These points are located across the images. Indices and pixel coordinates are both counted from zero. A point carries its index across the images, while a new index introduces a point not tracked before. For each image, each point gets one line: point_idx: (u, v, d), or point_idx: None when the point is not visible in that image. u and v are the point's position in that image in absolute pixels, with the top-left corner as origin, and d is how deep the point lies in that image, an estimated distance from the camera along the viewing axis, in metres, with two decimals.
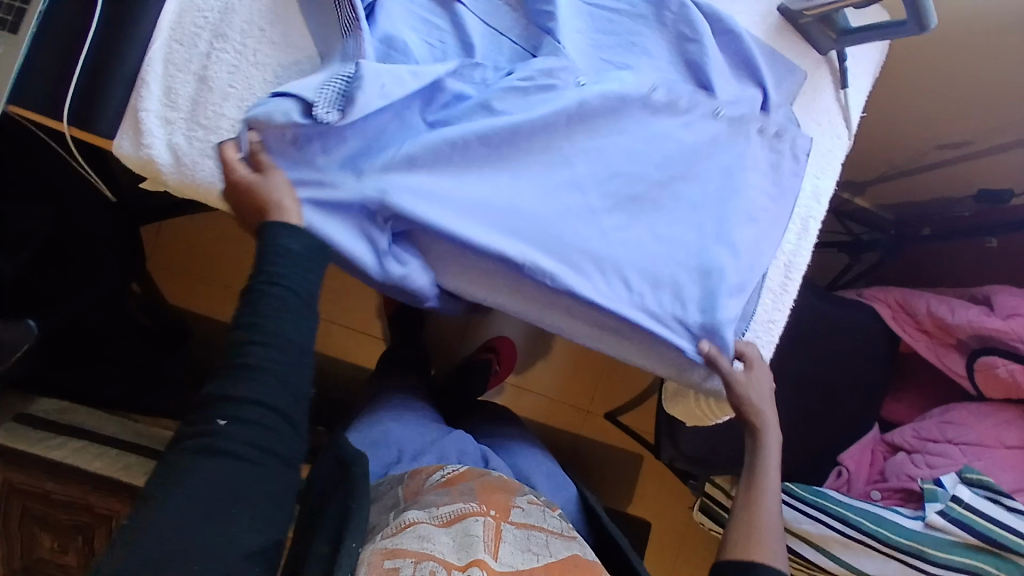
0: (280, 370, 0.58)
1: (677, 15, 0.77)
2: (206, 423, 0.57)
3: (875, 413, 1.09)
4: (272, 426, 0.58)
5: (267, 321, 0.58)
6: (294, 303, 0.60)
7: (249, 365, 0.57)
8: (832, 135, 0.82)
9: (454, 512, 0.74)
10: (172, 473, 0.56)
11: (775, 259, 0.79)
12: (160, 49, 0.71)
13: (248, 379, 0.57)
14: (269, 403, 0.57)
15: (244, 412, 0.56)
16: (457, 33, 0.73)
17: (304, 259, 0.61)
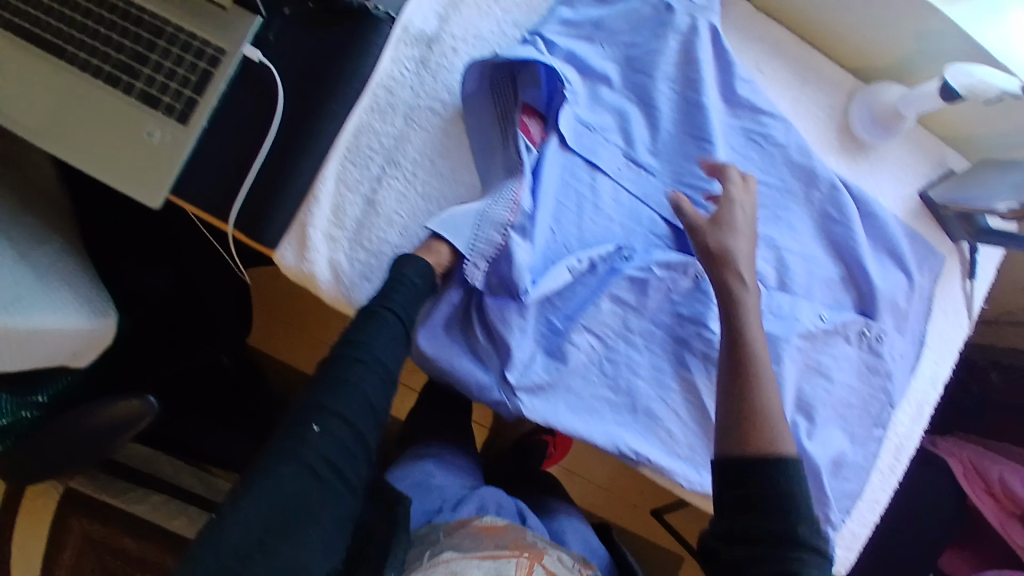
0: (368, 391, 0.65)
1: (830, 195, 0.77)
2: (294, 426, 0.63)
3: (932, 565, 1.10)
4: (346, 444, 0.64)
5: (372, 343, 0.65)
6: (393, 331, 0.67)
7: (344, 378, 0.64)
8: (954, 323, 0.83)
9: (492, 553, 0.78)
10: (261, 469, 0.61)
11: (888, 441, 0.81)
12: (334, 167, 0.73)
13: (341, 392, 0.64)
14: (354, 418, 0.64)
15: (335, 424, 0.63)
16: (608, 197, 0.76)
17: (404, 296, 0.68)
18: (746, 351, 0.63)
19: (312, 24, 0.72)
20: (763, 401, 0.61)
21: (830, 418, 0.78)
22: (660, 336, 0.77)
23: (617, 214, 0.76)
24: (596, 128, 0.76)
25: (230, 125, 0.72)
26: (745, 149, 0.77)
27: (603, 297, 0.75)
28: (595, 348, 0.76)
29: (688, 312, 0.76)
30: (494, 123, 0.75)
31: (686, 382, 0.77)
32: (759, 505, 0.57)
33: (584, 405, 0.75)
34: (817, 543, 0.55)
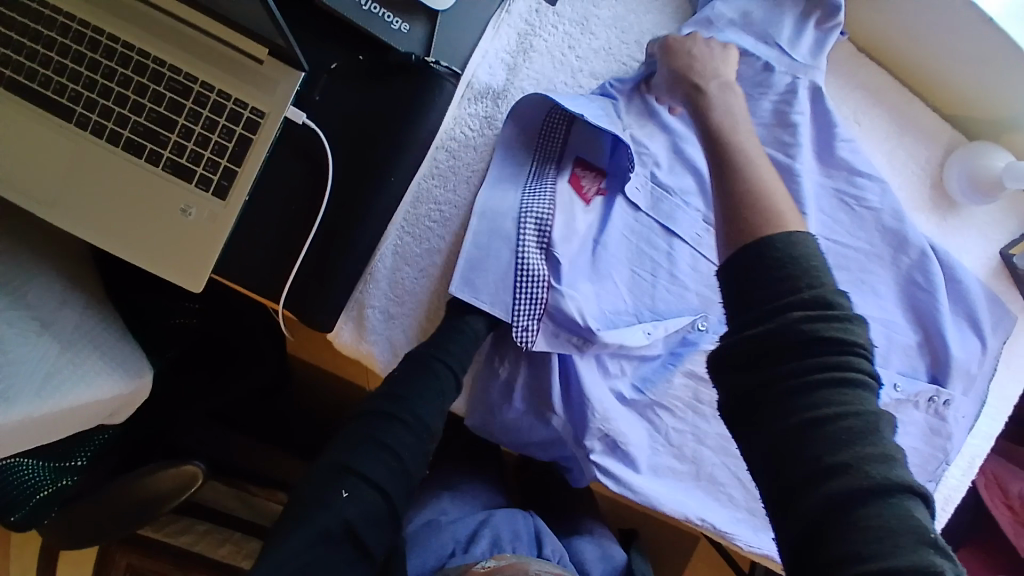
0: (401, 455, 0.63)
1: (922, 261, 0.74)
2: (320, 487, 0.61)
3: None
4: (377, 507, 0.61)
5: (412, 402, 0.64)
6: (438, 387, 0.65)
7: (381, 435, 0.63)
8: (1014, 379, 0.83)
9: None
10: (290, 523, 0.59)
11: (938, 493, 0.82)
12: (391, 240, 0.68)
13: (371, 451, 0.62)
14: (382, 482, 0.62)
15: (363, 486, 0.61)
16: (676, 262, 0.74)
17: (468, 343, 0.68)
18: (744, 201, 0.49)
19: (364, 79, 0.64)
20: (768, 214, 0.48)
21: None
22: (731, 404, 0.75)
23: (695, 278, 0.74)
24: (666, 190, 0.74)
25: (276, 194, 0.65)
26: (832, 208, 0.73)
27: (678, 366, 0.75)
28: (666, 414, 0.75)
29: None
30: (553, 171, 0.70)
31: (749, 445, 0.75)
32: (761, 297, 0.46)
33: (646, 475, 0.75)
34: (853, 391, 0.43)
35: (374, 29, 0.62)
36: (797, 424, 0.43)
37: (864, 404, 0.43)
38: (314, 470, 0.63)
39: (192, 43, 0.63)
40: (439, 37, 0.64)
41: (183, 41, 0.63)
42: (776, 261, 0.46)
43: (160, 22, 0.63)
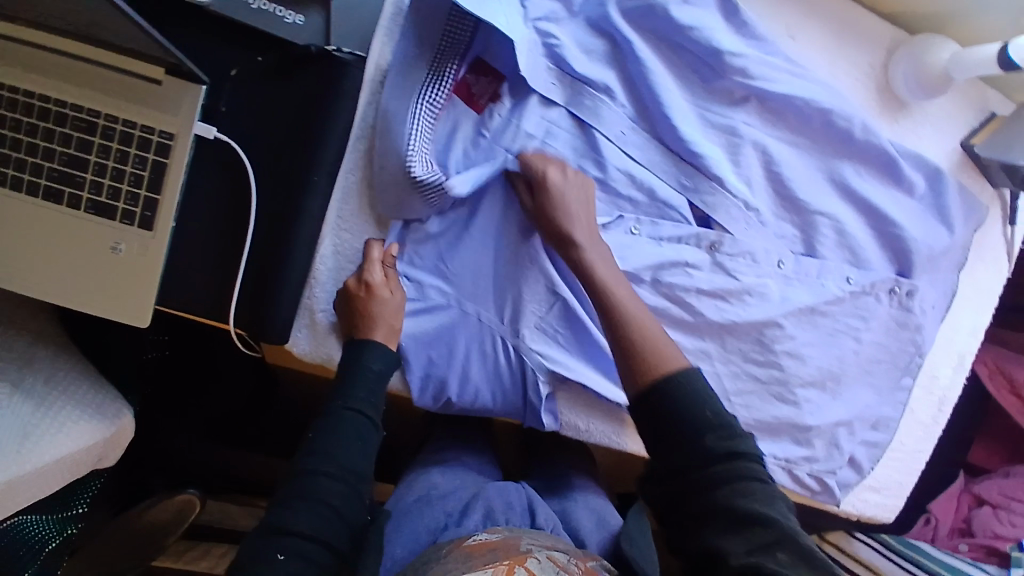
0: (335, 502, 0.61)
1: (865, 152, 0.72)
2: (259, 550, 0.57)
3: (959, 462, 1.16)
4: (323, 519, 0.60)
5: (337, 453, 0.62)
6: (355, 433, 0.64)
7: (310, 491, 0.60)
8: (995, 271, 0.81)
9: (478, 565, 0.70)
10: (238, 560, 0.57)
11: (930, 395, 0.82)
12: (329, 240, 0.67)
13: (303, 506, 0.59)
14: (319, 530, 0.59)
15: (307, 535, 0.58)
16: (596, 159, 0.67)
17: (377, 382, 0.65)
18: (629, 333, 0.60)
19: (268, 81, 0.62)
20: (650, 352, 0.59)
21: (858, 383, 0.78)
22: (674, 314, 0.72)
23: (625, 186, 0.69)
24: (585, 108, 0.66)
25: (205, 215, 0.64)
26: (774, 106, 0.69)
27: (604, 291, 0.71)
28: None
29: (730, 289, 0.72)
30: (473, 122, 0.66)
31: (720, 354, 0.74)
32: (681, 424, 0.55)
33: (611, 411, 0.74)
34: (744, 463, 0.54)
35: (264, 23, 0.60)
36: (710, 501, 0.53)
37: (753, 491, 0.53)
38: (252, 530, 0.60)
39: (85, 76, 0.61)
40: (338, 21, 0.62)
41: (75, 76, 0.61)
42: (666, 407, 0.56)
43: (50, 62, 0.61)
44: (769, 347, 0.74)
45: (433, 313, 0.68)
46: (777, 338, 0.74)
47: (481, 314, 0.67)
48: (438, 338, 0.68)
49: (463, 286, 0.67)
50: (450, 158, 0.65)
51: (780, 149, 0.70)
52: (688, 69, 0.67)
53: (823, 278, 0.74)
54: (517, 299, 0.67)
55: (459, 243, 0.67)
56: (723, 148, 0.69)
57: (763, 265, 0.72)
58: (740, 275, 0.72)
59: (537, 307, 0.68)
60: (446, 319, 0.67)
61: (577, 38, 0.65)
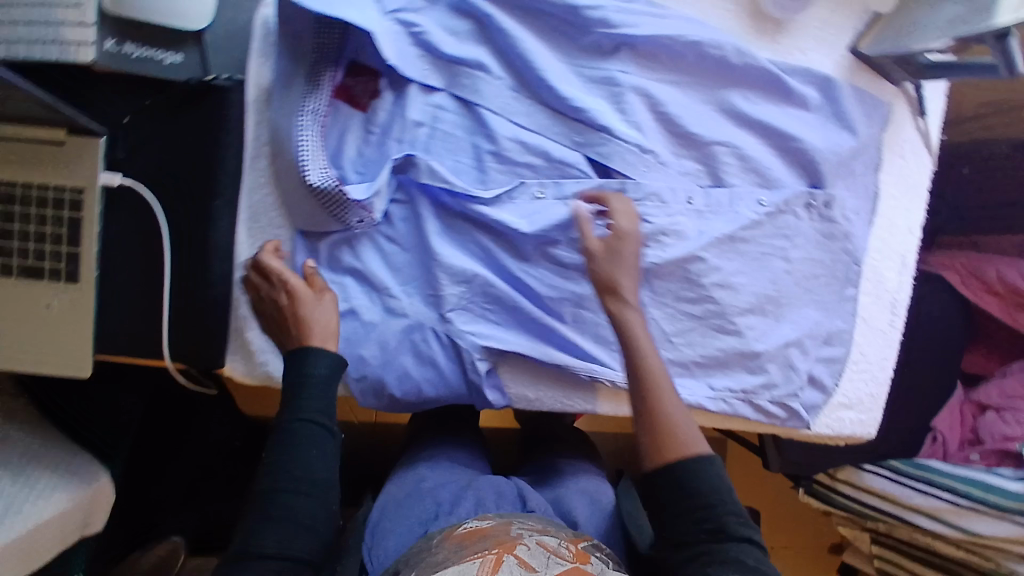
0: (300, 518, 0.58)
1: (748, 75, 0.72)
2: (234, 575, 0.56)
3: (954, 372, 1.13)
4: (292, 535, 0.58)
5: (293, 468, 0.59)
6: (311, 441, 0.60)
7: (275, 511, 0.58)
8: (917, 166, 0.80)
9: (465, 556, 0.68)
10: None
11: (881, 301, 0.81)
12: (245, 261, 0.69)
13: (270, 527, 0.57)
14: (287, 547, 0.57)
15: (277, 553, 0.56)
16: (486, 133, 0.69)
17: (324, 385, 0.62)
18: (659, 424, 0.60)
19: (160, 120, 0.65)
20: (677, 435, 0.60)
21: (800, 302, 0.78)
22: (595, 267, 0.73)
23: (520, 155, 0.70)
24: (465, 88, 0.68)
25: (128, 258, 0.67)
26: (648, 49, 0.70)
27: (526, 263, 0.72)
28: (538, 289, 0.72)
29: (646, 232, 0.73)
30: (359, 122, 0.68)
31: (653, 296, 0.75)
32: (696, 506, 0.58)
33: (558, 376, 0.74)
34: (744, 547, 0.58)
35: (143, 68, 0.62)
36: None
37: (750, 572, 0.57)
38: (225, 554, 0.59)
39: None
40: (213, 54, 0.66)
41: None
42: (680, 491, 0.59)
43: None
44: (698, 282, 0.75)
45: (359, 317, 0.68)
46: (704, 271, 0.75)
47: (405, 306, 0.69)
48: (368, 340, 0.69)
49: (382, 284, 0.68)
50: (343, 161, 0.67)
51: (663, 89, 0.71)
52: (554, 30, 0.69)
53: (735, 205, 0.75)
54: (436, 283, 0.69)
55: (373, 239, 0.69)
56: (607, 99, 0.70)
57: (673, 204, 0.74)
58: (653, 217, 0.73)
59: (459, 291, 0.69)
60: (373, 317, 0.69)
61: (441, 22, 0.67)
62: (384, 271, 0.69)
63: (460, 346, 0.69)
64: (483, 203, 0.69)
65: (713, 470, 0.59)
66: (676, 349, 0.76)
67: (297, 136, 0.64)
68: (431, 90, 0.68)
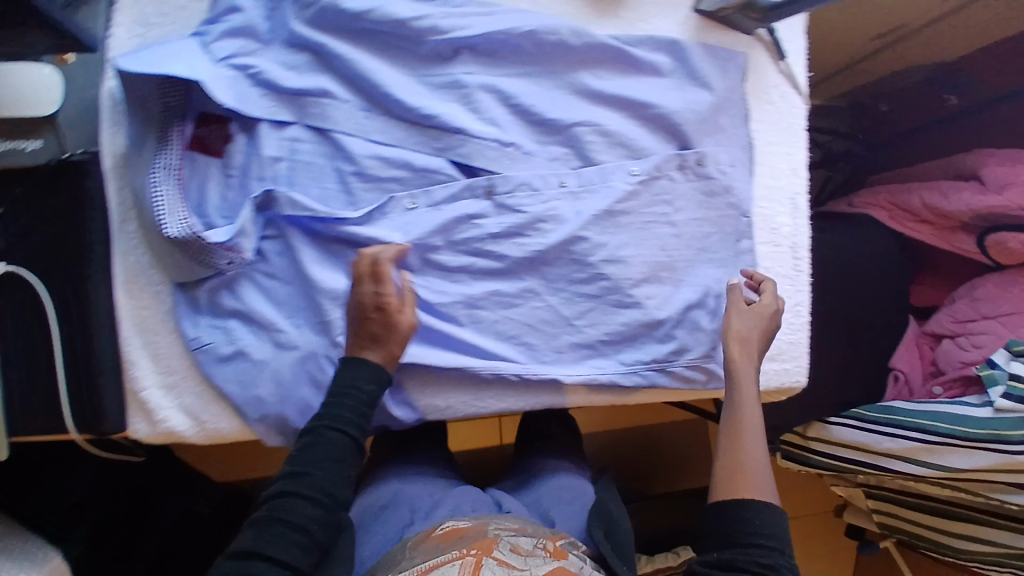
0: (311, 527, 0.59)
1: (592, 54, 0.73)
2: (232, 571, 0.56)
3: (904, 308, 1.11)
4: (295, 543, 0.58)
5: (315, 477, 0.61)
6: (338, 453, 0.63)
7: (285, 515, 0.59)
8: (788, 109, 0.80)
9: (436, 561, 0.65)
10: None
11: (781, 247, 0.80)
12: (131, 323, 0.70)
13: (275, 529, 0.58)
14: (289, 552, 0.57)
15: (277, 559, 0.57)
16: (344, 156, 0.70)
17: (363, 405, 0.65)
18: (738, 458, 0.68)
19: (28, 205, 0.67)
20: (742, 461, 0.68)
21: (695, 263, 0.78)
22: (481, 265, 0.73)
23: (382, 170, 0.70)
24: (315, 116, 0.69)
25: (17, 342, 0.68)
26: (486, 47, 0.71)
27: (411, 273, 0.72)
28: (427, 297, 0.72)
29: (523, 222, 0.73)
30: (218, 168, 0.70)
31: (548, 281, 0.75)
32: (746, 527, 0.64)
33: (465, 380, 0.74)
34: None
35: (9, 161, 0.67)
36: None
37: None
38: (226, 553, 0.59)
39: None
40: (67, 133, 0.69)
41: None
42: (737, 516, 0.65)
43: None
44: (586, 262, 0.75)
45: (250, 356, 0.69)
46: (591, 250, 0.75)
47: (294, 338, 0.70)
48: (262, 377, 0.69)
49: (266, 320, 0.69)
50: (207, 208, 0.69)
51: (513, 83, 0.72)
52: (391, 46, 0.70)
53: (608, 180, 0.75)
54: (321, 310, 0.69)
55: (251, 278, 0.70)
56: (457, 102, 0.71)
57: (546, 190, 0.74)
58: (527, 207, 0.73)
59: (346, 313, 0.70)
60: (264, 353, 0.69)
61: (278, 59, 0.69)
62: (267, 306, 0.70)
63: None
64: (352, 223, 0.70)
65: (772, 513, 0.65)
66: (579, 331, 0.76)
67: (153, 193, 0.66)
68: (284, 125, 0.70)
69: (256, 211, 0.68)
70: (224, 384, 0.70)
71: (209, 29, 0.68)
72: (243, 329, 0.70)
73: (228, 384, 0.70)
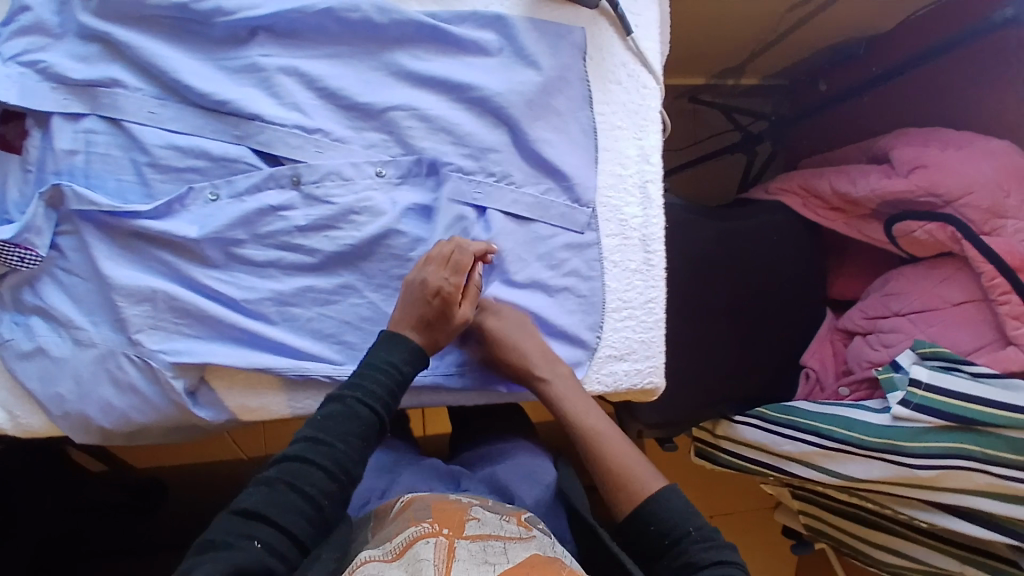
0: (320, 500, 0.57)
1: (406, 34, 0.69)
2: (231, 534, 0.53)
3: (820, 302, 1.04)
4: (300, 515, 0.56)
5: (335, 448, 0.58)
6: (360, 429, 0.60)
7: (293, 483, 0.56)
8: (638, 89, 0.74)
9: (406, 539, 0.57)
10: (204, 543, 0.53)
11: (628, 239, 0.74)
12: None
13: (281, 498, 0.55)
14: (292, 523, 0.55)
15: (280, 528, 0.54)
16: (139, 146, 0.67)
17: (398, 382, 0.63)
18: (605, 463, 0.68)
19: None
20: (614, 463, 0.68)
21: (529, 259, 0.72)
22: (291, 261, 0.69)
23: (180, 161, 0.67)
24: (107, 107, 0.66)
25: None
26: (286, 28, 0.68)
27: (214, 268, 0.68)
28: (230, 294, 0.68)
29: (331, 215, 0.68)
30: (17, 165, 0.67)
31: (368, 277, 0.71)
32: (658, 528, 0.63)
33: (279, 379, 0.71)
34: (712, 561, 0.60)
35: None
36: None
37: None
38: (224, 511, 0.55)
39: None
40: None
41: None
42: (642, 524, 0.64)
43: None
44: (405, 257, 0.70)
45: (50, 353, 0.67)
46: (411, 245, 0.70)
47: (92, 336, 0.67)
48: (62, 375, 0.67)
49: (63, 317, 0.67)
50: (7, 205, 0.67)
51: (318, 64, 0.68)
52: (186, 31, 0.67)
53: (430, 167, 0.70)
54: (116, 306, 0.66)
55: (54, 273, 0.68)
56: (259, 88, 0.67)
57: (359, 180, 0.68)
58: (337, 198, 0.68)
59: (141, 311, 0.66)
60: (64, 351, 0.67)
61: (68, 49, 0.67)
62: (65, 304, 0.67)
63: (153, 366, 0.66)
64: (146, 216, 0.67)
65: (671, 498, 0.64)
66: None
67: None
68: (79, 117, 0.66)
69: (47, 206, 0.65)
70: (27, 382, 0.67)
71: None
72: (44, 326, 0.67)
73: (30, 381, 0.67)
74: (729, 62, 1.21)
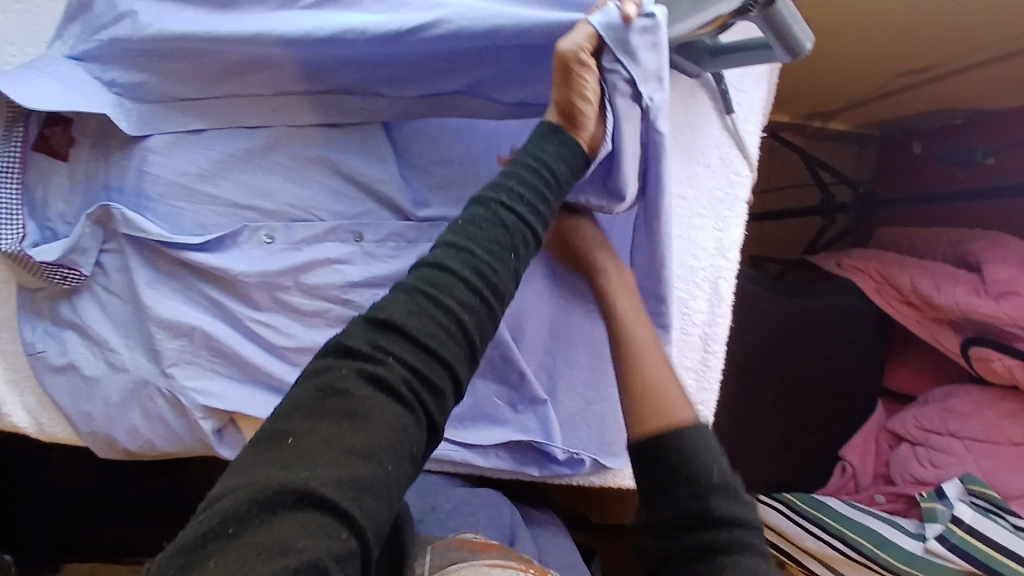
0: (468, 320, 0.39)
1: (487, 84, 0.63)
2: (365, 347, 0.37)
3: (873, 394, 0.98)
4: (443, 335, 0.38)
5: (482, 256, 0.41)
6: (512, 241, 0.43)
7: (432, 296, 0.39)
8: (728, 175, 0.68)
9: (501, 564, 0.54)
10: (323, 361, 0.37)
11: (687, 335, 0.69)
12: None
13: (420, 309, 0.38)
14: (441, 347, 0.38)
15: (424, 348, 0.37)
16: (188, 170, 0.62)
17: (547, 172, 0.48)
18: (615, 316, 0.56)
19: None
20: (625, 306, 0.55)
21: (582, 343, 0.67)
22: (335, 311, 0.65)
23: (230, 191, 0.62)
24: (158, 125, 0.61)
25: None
26: None
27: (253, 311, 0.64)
28: (268, 337, 0.64)
29: (387, 274, 0.64)
30: (62, 173, 0.63)
31: None
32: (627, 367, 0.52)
33: None
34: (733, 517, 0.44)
35: None
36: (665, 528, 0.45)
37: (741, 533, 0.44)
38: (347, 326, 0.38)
39: None
40: None
41: None
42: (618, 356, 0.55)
43: None
44: None
45: (81, 372, 0.64)
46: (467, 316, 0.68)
47: (126, 362, 0.63)
48: (92, 395, 0.65)
49: (96, 336, 0.63)
50: (50, 214, 0.63)
51: (391, 105, 0.62)
52: None
53: None
54: (152, 338, 0.63)
55: (92, 289, 0.64)
56: (325, 126, 0.62)
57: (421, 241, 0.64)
58: (398, 258, 0.64)
59: (177, 345, 0.63)
60: (96, 372, 0.64)
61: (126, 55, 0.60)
62: (102, 324, 0.64)
63: (183, 403, 0.64)
64: (194, 247, 0.62)
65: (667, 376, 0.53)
66: None
67: None
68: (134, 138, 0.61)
69: (95, 224, 0.62)
70: (56, 395, 0.66)
71: (63, 27, 0.62)
72: (78, 346, 0.64)
73: (60, 395, 0.66)
74: (823, 108, 1.11)
